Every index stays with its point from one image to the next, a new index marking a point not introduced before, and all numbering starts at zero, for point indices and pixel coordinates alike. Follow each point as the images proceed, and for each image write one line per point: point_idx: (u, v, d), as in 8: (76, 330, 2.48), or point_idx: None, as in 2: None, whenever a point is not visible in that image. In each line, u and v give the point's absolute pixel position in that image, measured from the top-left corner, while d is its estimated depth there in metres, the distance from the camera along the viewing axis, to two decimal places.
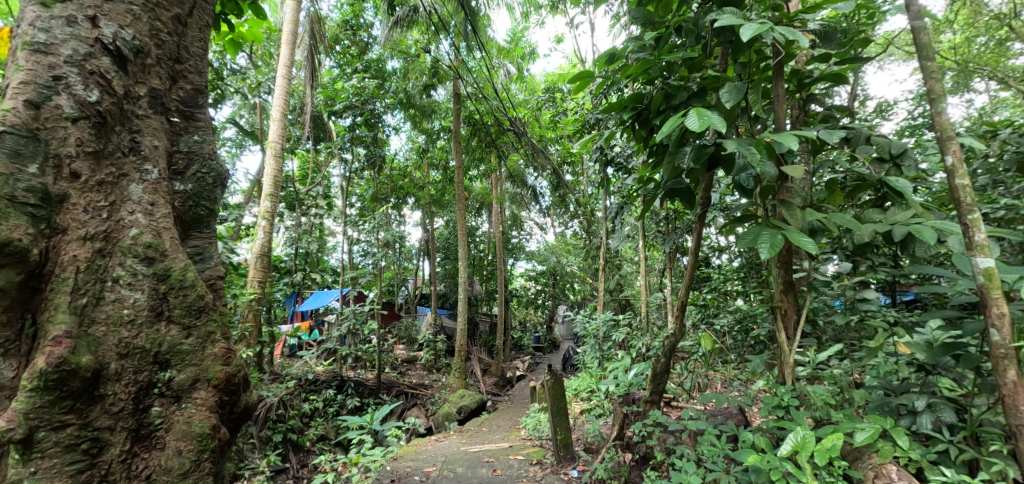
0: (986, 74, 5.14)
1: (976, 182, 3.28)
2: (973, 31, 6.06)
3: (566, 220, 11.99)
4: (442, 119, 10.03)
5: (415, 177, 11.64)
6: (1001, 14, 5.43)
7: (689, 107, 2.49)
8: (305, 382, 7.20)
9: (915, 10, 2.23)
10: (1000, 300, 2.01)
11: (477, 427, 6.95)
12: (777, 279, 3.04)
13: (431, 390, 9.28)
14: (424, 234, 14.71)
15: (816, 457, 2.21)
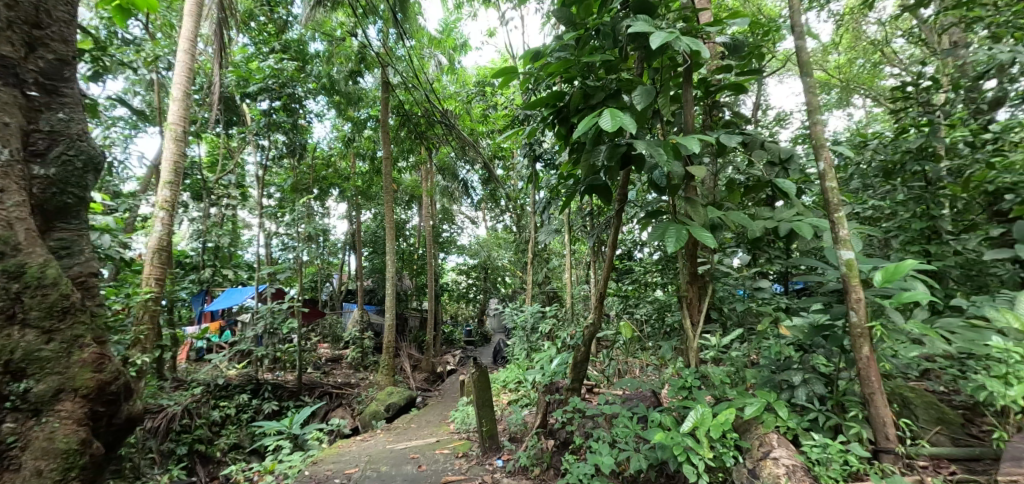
0: (865, 91, 5.85)
1: (851, 185, 3.73)
2: (855, 53, 6.89)
3: (497, 215, 12.04)
4: (370, 107, 9.59)
5: (339, 167, 11.07)
6: (877, 40, 6.22)
7: (603, 108, 2.62)
8: (215, 387, 6.64)
9: (799, 31, 2.53)
10: (858, 287, 2.33)
11: (406, 424, 6.81)
12: (684, 271, 3.28)
13: (357, 389, 8.92)
14: (349, 227, 14.08)
15: (711, 431, 2.44)
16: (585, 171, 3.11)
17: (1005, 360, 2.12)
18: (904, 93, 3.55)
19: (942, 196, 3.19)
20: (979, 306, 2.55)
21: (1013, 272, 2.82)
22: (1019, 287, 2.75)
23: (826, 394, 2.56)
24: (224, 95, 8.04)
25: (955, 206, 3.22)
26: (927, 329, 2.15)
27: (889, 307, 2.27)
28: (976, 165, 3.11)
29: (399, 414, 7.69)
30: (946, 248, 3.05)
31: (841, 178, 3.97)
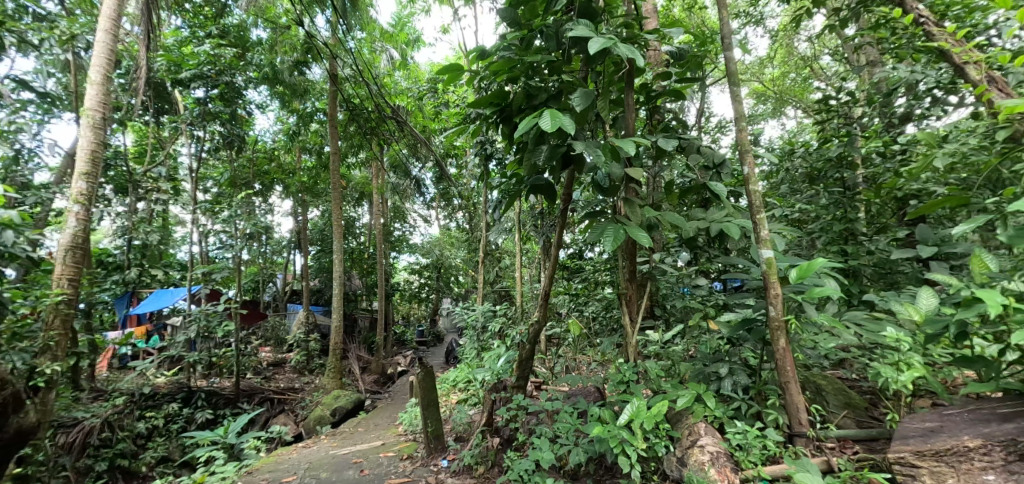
0: (796, 102, 6.27)
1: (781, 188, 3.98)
2: (788, 67, 7.37)
3: (449, 213, 11.89)
4: (317, 100, 9.20)
5: (283, 161, 10.54)
6: (807, 56, 6.69)
7: (544, 109, 2.66)
8: (140, 397, 6.15)
9: (727, 43, 2.70)
10: (776, 283, 2.50)
11: (352, 429, 6.59)
12: (623, 270, 3.38)
13: (301, 394, 8.53)
14: (293, 225, 13.45)
15: (645, 423, 2.54)
16: (527, 171, 3.14)
17: (901, 350, 2.34)
18: (827, 106, 3.84)
19: (858, 200, 3.46)
20: (887, 300, 2.67)
21: (917, 271, 3.09)
22: (921, 284, 3.02)
23: (750, 385, 2.72)
24: (153, 81, 7.45)
25: (869, 210, 3.50)
26: (835, 323, 2.33)
27: (803, 302, 2.45)
28: (887, 173, 3.39)
29: (346, 418, 7.43)
30: (861, 249, 3.31)
31: (773, 182, 4.21)
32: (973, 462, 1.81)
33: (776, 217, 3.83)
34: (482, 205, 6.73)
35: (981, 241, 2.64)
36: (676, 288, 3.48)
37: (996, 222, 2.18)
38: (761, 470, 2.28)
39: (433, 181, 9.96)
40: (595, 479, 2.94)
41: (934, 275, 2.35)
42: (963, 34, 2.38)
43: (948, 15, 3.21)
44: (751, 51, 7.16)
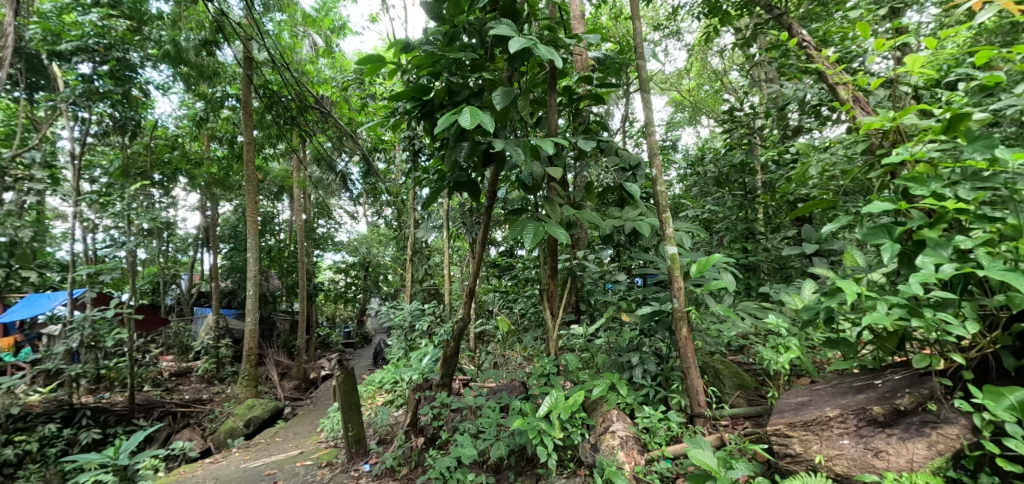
0: (709, 112, 6.76)
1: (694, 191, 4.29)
2: (703, 79, 7.93)
3: (377, 211, 11.46)
4: (229, 85, 8.48)
5: (188, 150, 9.60)
6: (718, 70, 7.24)
7: (464, 105, 2.72)
8: (8, 417, 5.35)
9: (640, 52, 2.88)
10: (679, 277, 2.71)
11: (268, 440, 6.17)
12: (545, 266, 3.48)
13: (208, 405, 7.85)
14: (201, 220, 12.33)
15: (561, 413, 2.66)
16: (449, 167, 3.15)
17: (783, 335, 2.64)
18: (733, 116, 4.19)
19: (757, 202, 3.81)
20: (777, 292, 2.98)
21: (803, 266, 3.47)
22: (807, 277, 3.39)
23: (658, 372, 2.93)
24: (25, 52, 6.47)
25: (766, 212, 3.86)
26: (728, 312, 2.59)
27: (702, 294, 2.68)
28: (780, 179, 3.76)
29: (261, 429, 6.93)
30: (759, 246, 3.64)
31: (686, 184, 4.51)
32: (833, 429, 2.09)
33: (688, 217, 4.12)
34: (410, 202, 6.59)
35: (852, 240, 3.01)
36: (595, 284, 3.65)
37: (861, 223, 2.49)
38: (665, 450, 2.49)
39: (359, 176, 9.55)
40: (516, 471, 3.01)
41: (814, 269, 2.65)
42: (835, 57, 2.69)
43: (828, 41, 3.61)
44: (671, 61, 7.60)
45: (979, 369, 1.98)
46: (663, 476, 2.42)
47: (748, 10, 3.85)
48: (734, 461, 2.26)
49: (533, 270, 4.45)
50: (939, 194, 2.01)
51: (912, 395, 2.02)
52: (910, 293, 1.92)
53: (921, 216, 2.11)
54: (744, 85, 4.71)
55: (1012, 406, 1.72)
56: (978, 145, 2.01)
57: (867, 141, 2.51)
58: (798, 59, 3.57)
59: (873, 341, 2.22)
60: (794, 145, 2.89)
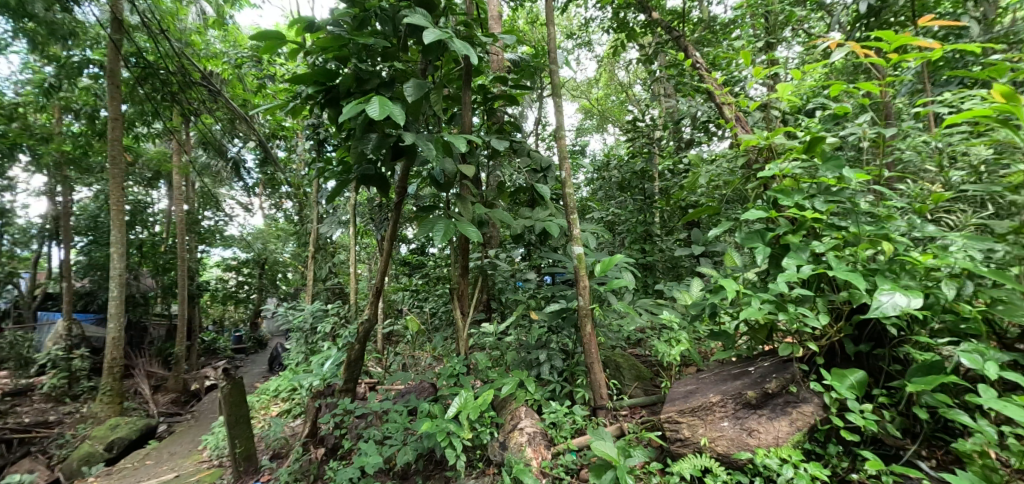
0: (615, 121, 7.14)
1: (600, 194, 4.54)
2: (610, 89, 8.36)
3: (274, 204, 10.50)
4: (89, 50, 7.24)
5: (32, 123, 8.03)
6: (625, 82, 7.66)
7: (372, 95, 2.65)
8: None
9: (553, 56, 2.98)
10: (584, 275, 2.85)
11: (136, 464, 5.40)
12: (456, 265, 3.46)
13: (56, 428, 6.65)
14: (48, 208, 10.40)
15: (471, 413, 2.66)
16: (356, 159, 3.02)
17: (675, 329, 2.88)
18: (636, 126, 4.47)
19: (655, 207, 4.13)
20: (670, 290, 3.25)
21: (692, 265, 3.82)
22: (695, 276, 3.76)
23: (564, 367, 3.06)
24: None
25: (662, 215, 4.19)
26: (628, 309, 2.77)
27: (604, 292, 2.85)
28: (674, 186, 4.10)
29: (128, 452, 6.02)
30: (654, 247, 3.97)
31: (593, 188, 4.75)
32: (715, 413, 2.34)
33: (594, 219, 4.35)
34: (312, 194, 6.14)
35: (733, 243, 3.37)
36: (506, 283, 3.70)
37: (740, 228, 2.80)
38: (570, 443, 2.60)
39: (253, 165, 8.68)
40: (424, 475, 2.95)
41: (702, 269, 2.92)
42: (722, 79, 2.99)
43: (717, 64, 3.98)
44: (581, 70, 7.94)
45: (828, 354, 2.32)
46: (568, 468, 2.53)
47: (651, 30, 4.15)
48: (631, 449, 2.42)
49: (443, 268, 4.40)
50: (800, 204, 2.32)
51: (778, 380, 2.31)
52: (777, 290, 2.20)
53: (787, 223, 2.42)
54: (646, 97, 5.06)
55: (852, 385, 2.05)
56: (830, 164, 2.35)
57: (746, 155, 2.82)
58: (692, 78, 3.92)
59: (748, 332, 2.51)
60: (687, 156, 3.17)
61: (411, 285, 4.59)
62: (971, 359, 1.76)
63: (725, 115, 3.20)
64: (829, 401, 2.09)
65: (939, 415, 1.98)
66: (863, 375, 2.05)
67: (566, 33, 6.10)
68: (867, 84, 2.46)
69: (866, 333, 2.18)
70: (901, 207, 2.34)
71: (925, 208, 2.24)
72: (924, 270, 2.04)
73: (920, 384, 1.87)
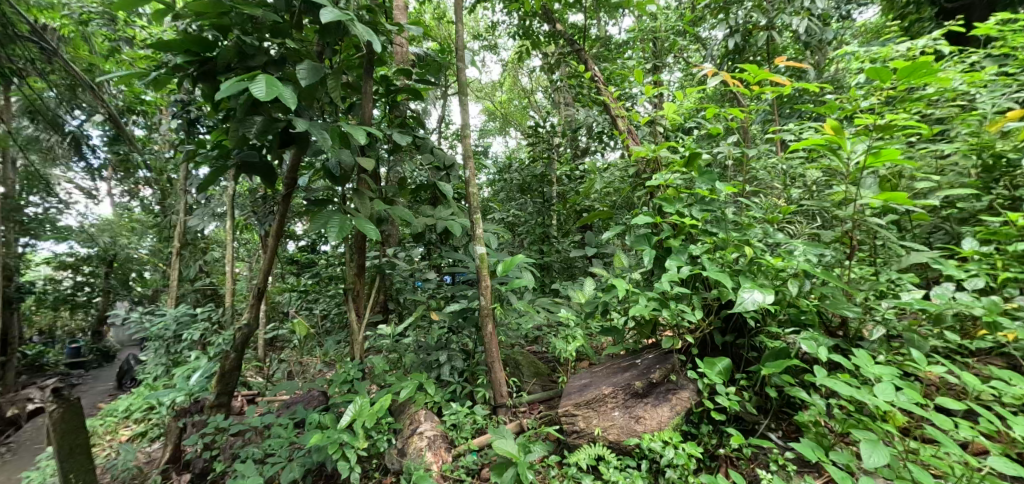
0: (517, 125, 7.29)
1: (501, 195, 4.65)
2: (512, 94, 8.53)
3: (121, 192, 8.87)
4: None
5: None
6: (526, 88, 7.88)
7: (258, 73, 2.38)
8: None
9: (460, 54, 2.96)
10: (487, 275, 2.86)
11: None
12: (351, 265, 3.25)
13: None
14: None
15: (366, 421, 2.52)
16: (235, 144, 2.68)
17: (571, 326, 3.01)
18: (537, 132, 4.63)
19: (553, 210, 4.33)
20: (566, 289, 3.42)
21: (585, 266, 4.07)
22: (588, 276, 4.02)
23: (464, 367, 3.04)
24: None
25: (559, 218, 4.40)
26: (528, 308, 2.85)
27: (505, 292, 2.89)
28: (571, 191, 4.35)
29: None
30: (552, 248, 4.17)
31: (494, 189, 4.86)
32: (608, 404, 2.50)
33: (494, 219, 4.44)
34: (178, 184, 5.34)
35: (622, 246, 3.65)
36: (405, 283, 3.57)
37: (629, 231, 3.03)
38: (471, 443, 2.60)
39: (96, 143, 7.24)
40: None
41: (594, 269, 3.10)
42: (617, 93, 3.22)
43: (612, 80, 4.29)
44: (486, 73, 8.06)
45: (702, 345, 2.60)
46: (469, 469, 2.51)
47: (554, 41, 4.33)
48: (531, 445, 2.48)
49: (337, 267, 4.11)
50: (681, 212, 2.56)
51: (661, 370, 2.54)
52: (660, 289, 2.41)
53: (669, 229, 2.67)
54: (548, 105, 5.28)
55: (720, 371, 2.30)
56: (705, 177, 2.61)
57: (636, 166, 3.07)
58: (590, 91, 4.16)
59: (635, 327, 2.73)
60: (584, 162, 3.38)
61: (299, 286, 4.23)
62: (811, 344, 2.03)
63: (619, 127, 3.45)
64: (702, 386, 2.32)
65: (784, 393, 2.31)
66: (728, 362, 2.31)
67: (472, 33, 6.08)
68: (734, 110, 2.84)
69: (731, 325, 2.47)
70: (758, 217, 2.65)
71: (776, 218, 2.57)
72: (774, 271, 2.31)
73: (772, 368, 2.13)
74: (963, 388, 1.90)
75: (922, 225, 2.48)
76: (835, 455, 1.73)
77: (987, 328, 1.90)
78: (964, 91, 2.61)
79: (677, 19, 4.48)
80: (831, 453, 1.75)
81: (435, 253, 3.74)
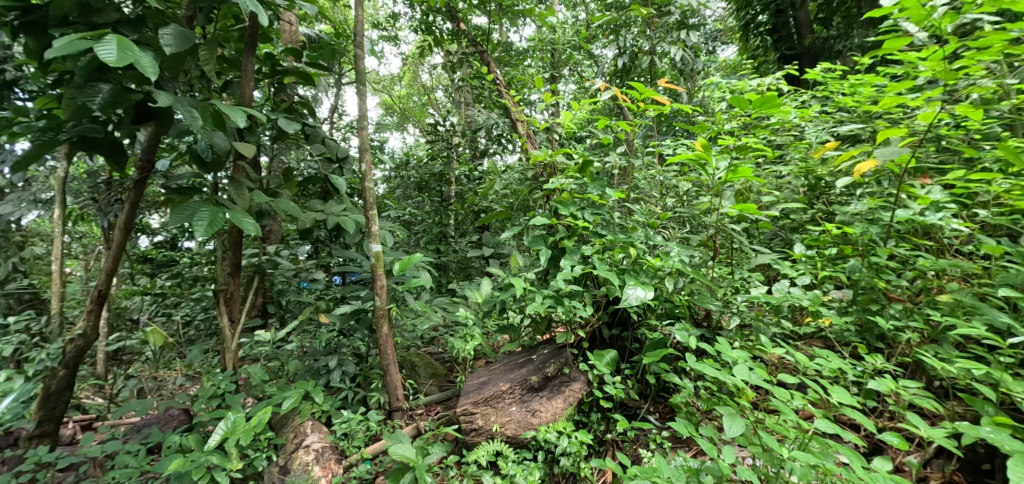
0: (415, 122, 7.16)
1: (397, 192, 4.71)
2: (410, 90, 8.35)
3: None
4: None
5: None
6: (426, 86, 7.78)
7: (106, 31, 2.00)
8: None
9: (358, 41, 2.80)
10: (383, 275, 2.73)
11: None
12: (224, 263, 2.88)
13: None
14: None
15: (241, 438, 2.25)
16: (72, 115, 2.22)
17: (469, 325, 2.99)
18: (436, 131, 4.59)
19: (450, 210, 4.40)
20: (463, 288, 3.42)
21: (480, 266, 4.20)
22: (484, 275, 4.13)
23: (356, 372, 2.88)
24: None
25: (457, 218, 4.45)
26: (426, 308, 2.78)
27: (402, 292, 2.80)
28: (469, 191, 4.44)
29: None
30: (449, 248, 4.21)
31: (390, 186, 4.85)
32: (505, 400, 2.54)
33: (390, 217, 4.39)
34: None
35: (518, 246, 3.77)
36: (289, 283, 3.28)
37: (526, 232, 3.11)
38: (364, 452, 2.45)
39: None
40: None
41: (492, 269, 3.14)
42: (518, 97, 3.33)
43: (512, 85, 4.42)
44: (385, 66, 7.81)
45: (591, 339, 2.73)
46: (362, 479, 2.36)
47: (457, 40, 4.33)
48: (429, 447, 2.44)
49: (205, 267, 3.63)
50: (575, 215, 2.69)
51: (555, 364, 2.65)
52: (555, 287, 2.49)
53: (564, 230, 2.78)
54: (448, 104, 5.26)
55: (607, 363, 2.43)
56: (596, 184, 2.78)
57: (534, 169, 3.18)
58: (491, 93, 4.23)
59: (532, 325, 2.81)
60: (483, 163, 3.46)
61: (154, 288, 3.65)
62: (682, 335, 2.16)
63: (519, 130, 3.55)
64: (593, 378, 2.43)
65: (661, 380, 2.52)
66: (615, 354, 2.46)
67: (370, 23, 5.83)
68: (622, 123, 3.09)
69: (616, 319, 2.63)
70: (641, 222, 2.81)
71: (656, 224, 2.76)
72: (653, 270, 2.49)
73: (652, 357, 2.29)
74: (793, 364, 2.28)
75: (764, 233, 2.98)
76: (704, 429, 1.83)
77: (812, 314, 2.20)
78: (795, 124, 3.23)
79: (573, 35, 4.79)
80: (701, 428, 1.83)
81: (325, 251, 3.49)
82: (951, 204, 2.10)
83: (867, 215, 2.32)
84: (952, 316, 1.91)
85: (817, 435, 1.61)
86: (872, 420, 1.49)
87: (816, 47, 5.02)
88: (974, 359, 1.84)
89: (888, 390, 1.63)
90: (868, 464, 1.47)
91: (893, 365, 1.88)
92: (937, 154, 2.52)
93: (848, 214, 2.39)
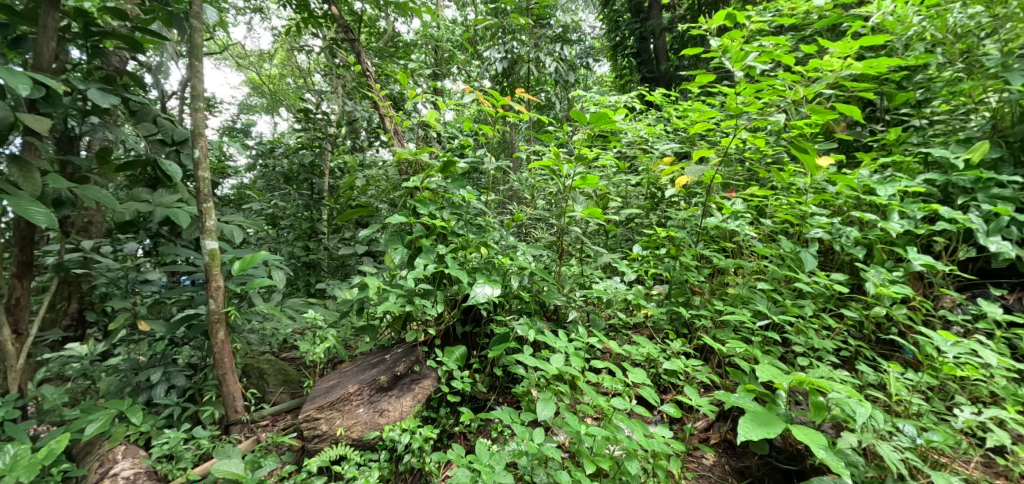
0: (288, 106, 6.62)
1: (258, 183, 4.50)
2: (284, 71, 7.69)
3: None
4: None
5: None
6: (302, 68, 7.23)
7: None
8: None
9: (194, 12, 2.52)
10: (219, 275, 2.48)
11: None
12: (9, 261, 2.39)
13: None
14: None
15: (22, 475, 1.86)
16: None
17: (322, 328, 2.86)
18: (303, 119, 4.30)
19: (320, 206, 4.20)
20: (328, 288, 3.26)
21: (355, 264, 4.06)
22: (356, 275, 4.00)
23: (186, 385, 2.58)
24: None
25: (329, 213, 4.25)
26: (271, 310, 2.58)
27: (243, 293, 2.56)
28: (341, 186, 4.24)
29: None
30: (319, 245, 4.03)
31: (255, 176, 4.64)
32: (353, 402, 2.49)
33: (253, 211, 4.17)
34: None
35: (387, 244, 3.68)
36: (114, 288, 2.85)
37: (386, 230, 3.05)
38: (189, 474, 2.14)
39: None
40: None
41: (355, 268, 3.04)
42: (385, 91, 3.24)
43: (385, 79, 4.29)
44: (253, 40, 7.08)
45: (445, 336, 2.77)
46: None
47: (330, 22, 4.07)
48: (263, 459, 2.25)
49: None
50: (433, 214, 2.70)
51: (406, 362, 2.63)
52: (408, 286, 2.49)
53: (423, 229, 2.78)
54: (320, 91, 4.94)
55: (457, 358, 2.50)
56: (458, 183, 2.83)
57: (399, 166, 3.13)
58: (361, 83, 4.05)
59: (388, 323, 2.76)
60: (345, 159, 3.33)
61: None
62: (523, 328, 2.29)
63: (387, 125, 3.45)
64: (441, 373, 2.48)
65: (508, 371, 2.64)
66: (464, 350, 2.54)
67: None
68: (485, 126, 3.20)
69: (469, 316, 2.71)
70: (497, 222, 2.96)
71: (512, 224, 2.91)
72: (505, 268, 2.59)
73: (496, 350, 2.40)
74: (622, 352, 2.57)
75: (616, 235, 3.33)
76: (529, 416, 1.98)
77: (636, 306, 2.50)
78: (643, 138, 3.62)
79: (457, 34, 4.81)
80: (526, 415, 1.98)
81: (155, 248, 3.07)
82: (746, 213, 2.52)
83: (686, 222, 2.70)
84: (732, 305, 2.32)
85: (612, 411, 1.84)
86: (657, 395, 1.77)
87: (669, 75, 5.76)
88: (745, 340, 2.25)
89: (679, 369, 1.93)
90: (649, 432, 1.74)
91: (690, 348, 2.22)
92: (741, 173, 3.02)
93: (675, 220, 2.76)
